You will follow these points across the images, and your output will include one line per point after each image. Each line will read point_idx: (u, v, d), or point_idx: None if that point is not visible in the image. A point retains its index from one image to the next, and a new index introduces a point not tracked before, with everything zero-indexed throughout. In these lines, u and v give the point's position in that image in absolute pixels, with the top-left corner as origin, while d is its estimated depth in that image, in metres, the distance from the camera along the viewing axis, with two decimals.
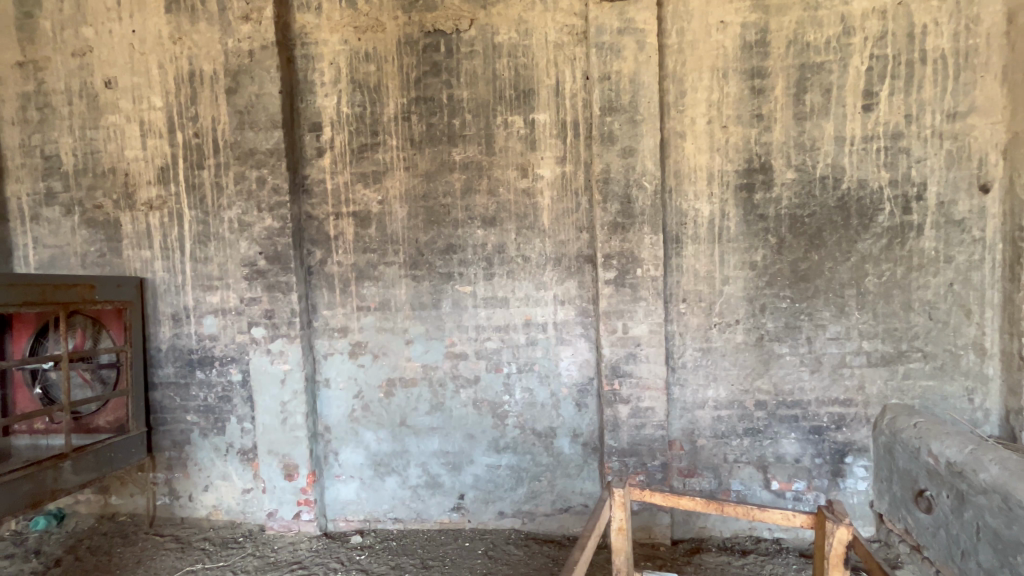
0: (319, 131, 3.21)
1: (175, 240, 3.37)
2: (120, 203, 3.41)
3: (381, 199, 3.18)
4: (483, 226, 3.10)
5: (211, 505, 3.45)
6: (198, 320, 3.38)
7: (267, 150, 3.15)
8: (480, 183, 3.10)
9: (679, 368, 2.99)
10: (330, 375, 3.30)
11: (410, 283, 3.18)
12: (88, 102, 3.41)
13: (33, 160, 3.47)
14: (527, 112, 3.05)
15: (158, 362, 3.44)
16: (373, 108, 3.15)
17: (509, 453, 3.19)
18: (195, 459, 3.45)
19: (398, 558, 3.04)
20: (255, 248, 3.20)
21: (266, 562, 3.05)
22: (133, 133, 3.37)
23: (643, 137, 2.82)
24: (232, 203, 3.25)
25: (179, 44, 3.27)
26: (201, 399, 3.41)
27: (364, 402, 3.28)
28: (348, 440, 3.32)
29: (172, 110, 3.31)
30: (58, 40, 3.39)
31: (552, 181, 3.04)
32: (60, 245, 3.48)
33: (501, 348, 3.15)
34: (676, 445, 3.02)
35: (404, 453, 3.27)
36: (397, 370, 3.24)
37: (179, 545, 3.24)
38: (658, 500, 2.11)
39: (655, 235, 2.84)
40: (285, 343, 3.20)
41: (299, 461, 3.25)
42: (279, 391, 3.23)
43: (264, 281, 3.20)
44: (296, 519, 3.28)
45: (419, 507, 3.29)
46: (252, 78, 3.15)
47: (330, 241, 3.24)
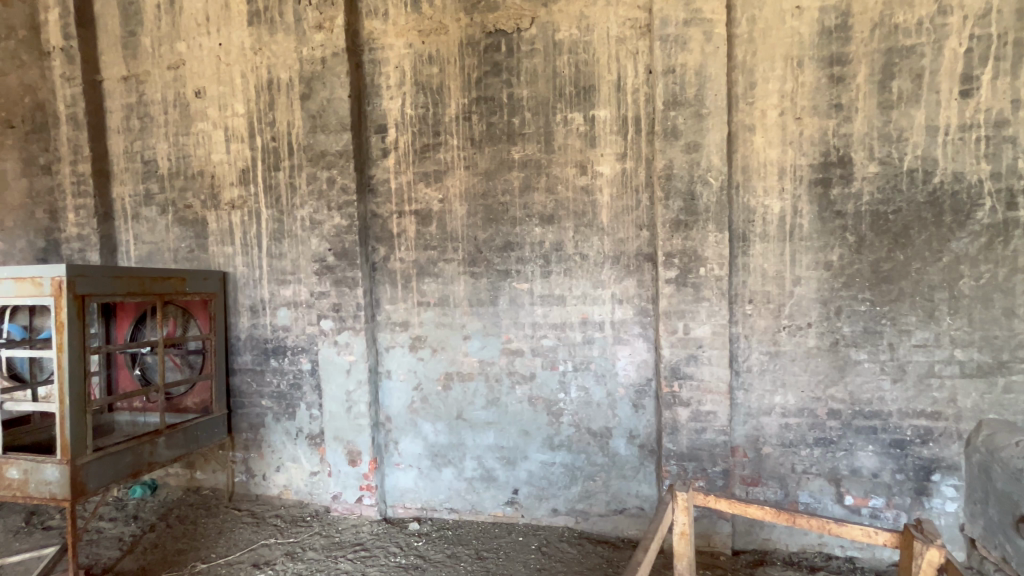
0: (385, 133, 3.34)
1: (254, 238, 3.63)
2: (207, 203, 3.72)
3: (441, 197, 3.26)
4: (541, 224, 3.11)
5: (282, 485, 3.70)
6: (273, 312, 3.62)
7: (337, 152, 3.32)
8: (539, 180, 3.10)
9: (743, 372, 2.87)
10: (391, 367, 3.44)
11: (468, 280, 3.25)
12: (180, 111, 3.73)
13: (134, 164, 3.85)
14: (588, 109, 3.02)
15: (237, 350, 3.72)
16: (436, 109, 3.24)
17: (563, 451, 3.19)
18: (269, 441, 3.70)
19: (454, 547, 3.11)
20: (325, 245, 3.39)
21: (331, 541, 3.22)
22: (219, 139, 3.66)
23: (709, 131, 2.73)
24: (304, 202, 3.45)
25: (259, 54, 3.51)
26: (274, 385, 3.66)
27: (423, 394, 3.39)
28: (407, 430, 3.44)
29: (253, 116, 3.56)
30: (156, 55, 3.74)
31: (612, 178, 3.00)
32: (156, 241, 3.84)
33: (557, 345, 3.15)
34: (739, 452, 2.89)
35: (460, 445, 3.35)
36: (455, 364, 3.32)
37: (255, 520, 3.49)
38: (724, 506, 2.03)
39: (720, 232, 2.74)
40: (351, 335, 3.37)
41: (362, 448, 3.42)
42: (344, 381, 3.41)
43: (332, 277, 3.38)
44: (359, 502, 3.46)
45: (474, 499, 3.36)
46: (324, 84, 3.33)
47: (394, 238, 3.36)
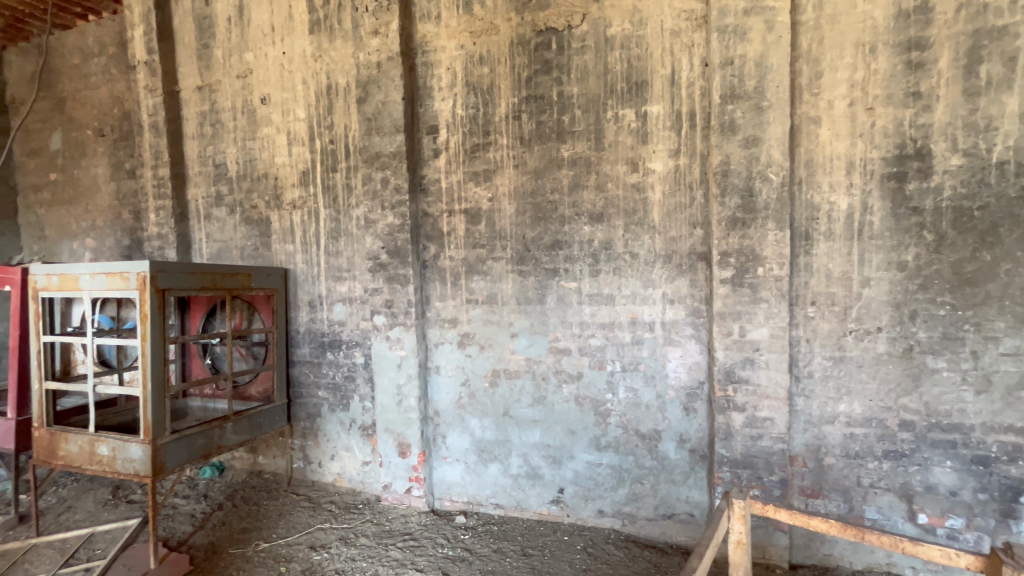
0: (436, 134, 3.42)
1: (312, 236, 3.81)
2: (270, 203, 3.94)
3: (491, 196, 3.30)
4: (590, 222, 3.08)
5: (337, 472, 3.88)
6: (330, 307, 3.79)
7: (390, 153, 3.43)
8: (588, 178, 3.08)
9: (804, 377, 2.72)
10: (440, 362, 3.51)
11: (516, 278, 3.27)
12: (248, 117, 3.97)
13: (207, 168, 4.13)
14: (640, 105, 2.96)
15: (297, 343, 3.92)
16: (486, 109, 3.28)
17: (610, 452, 3.15)
18: (325, 430, 3.88)
19: (499, 542, 3.15)
20: (378, 243, 3.51)
21: (382, 529, 3.34)
22: (282, 142, 3.87)
23: (770, 125, 2.60)
24: (360, 202, 3.59)
25: (319, 61, 3.67)
26: (330, 377, 3.83)
27: (471, 390, 3.44)
28: (455, 425, 3.51)
29: (313, 120, 3.74)
30: (227, 65, 4.00)
31: (664, 174, 2.93)
32: (225, 240, 4.11)
33: (605, 345, 3.11)
34: (798, 461, 2.76)
35: (506, 442, 3.38)
36: (502, 362, 3.35)
37: (312, 504, 3.68)
38: (784, 517, 1.94)
39: (780, 231, 2.62)
40: (402, 331, 3.48)
41: (411, 440, 3.52)
42: (396, 374, 3.52)
43: (385, 274, 3.50)
44: (408, 493, 3.57)
45: (520, 495, 3.38)
46: (380, 88, 3.44)
47: (444, 237, 3.43)
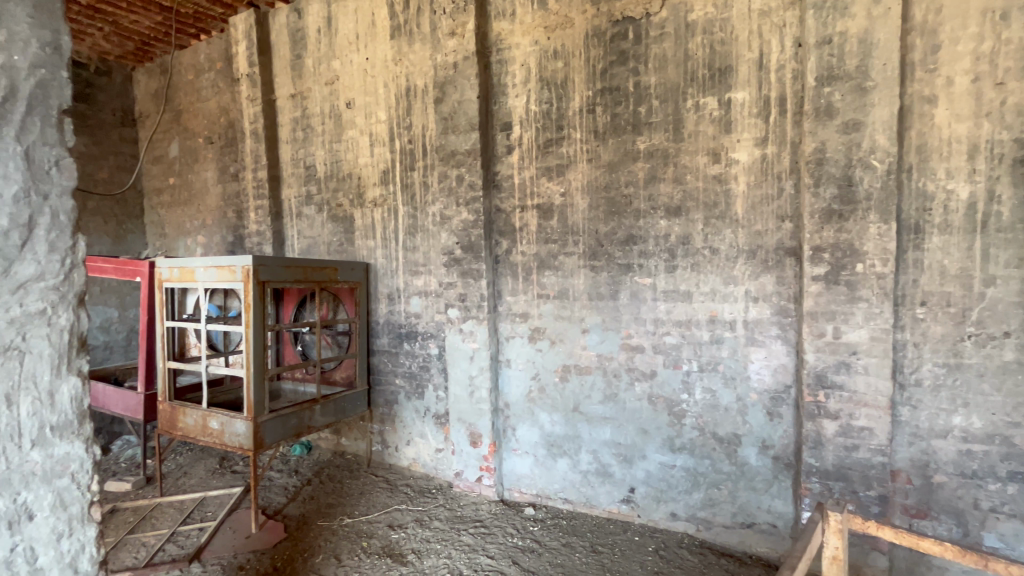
0: (510, 130, 3.46)
1: (392, 232, 4.00)
2: (354, 202, 4.19)
3: (563, 191, 3.29)
4: (667, 216, 2.99)
5: (412, 457, 4.07)
6: (407, 300, 3.97)
7: (465, 151, 3.52)
8: (666, 171, 2.98)
9: (910, 386, 2.47)
10: (511, 356, 3.57)
11: (588, 273, 3.24)
12: (334, 121, 4.24)
13: (299, 170, 4.48)
14: (723, 92, 2.82)
15: (377, 333, 4.15)
16: (560, 104, 3.26)
17: (685, 454, 3.05)
18: (401, 417, 4.09)
19: (568, 537, 3.16)
20: (453, 238, 3.62)
21: (454, 514, 3.46)
22: (365, 144, 4.09)
23: (874, 108, 2.37)
24: (436, 199, 3.72)
25: (399, 65, 3.84)
26: (407, 366, 4.02)
27: (541, 384, 3.47)
28: (525, 418, 3.55)
29: (393, 121, 3.92)
30: (316, 73, 4.29)
31: (749, 165, 2.77)
32: (314, 236, 4.44)
33: (681, 344, 3.01)
34: (902, 477, 2.51)
35: (576, 438, 3.37)
36: (573, 357, 3.34)
37: (389, 486, 3.89)
38: (889, 535, 1.79)
39: (884, 223, 2.38)
40: (474, 324, 3.57)
41: (482, 431, 3.62)
42: (468, 366, 3.63)
43: (459, 269, 3.61)
44: (478, 481, 3.67)
45: (589, 492, 3.37)
46: (456, 88, 3.54)
47: (516, 232, 3.47)
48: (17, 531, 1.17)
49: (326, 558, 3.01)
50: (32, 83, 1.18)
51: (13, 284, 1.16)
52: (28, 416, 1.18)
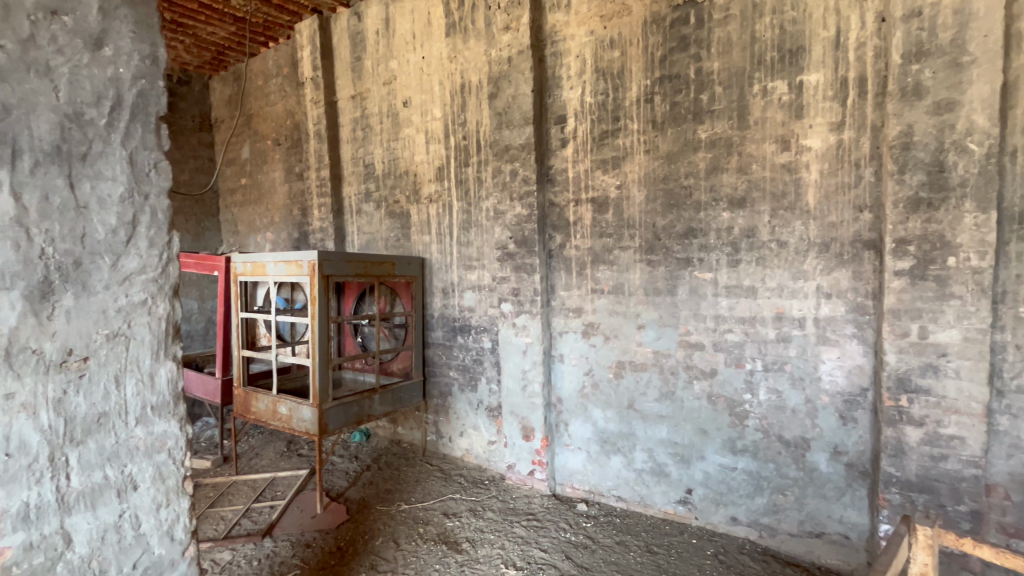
0: (564, 123, 3.42)
1: (447, 228, 4.08)
2: (411, 198, 4.30)
3: (619, 183, 3.21)
4: (730, 208, 2.85)
5: (465, 448, 4.16)
6: (461, 294, 4.04)
7: (519, 145, 3.53)
8: (729, 160, 2.84)
9: (1009, 393, 2.24)
10: (564, 351, 3.55)
11: (645, 268, 3.16)
12: (392, 120, 4.37)
13: (358, 168, 4.65)
14: (794, 75, 2.65)
15: (432, 326, 4.25)
16: (616, 94, 3.19)
17: (747, 457, 2.92)
18: (455, 408, 4.18)
19: (623, 535, 3.11)
20: (506, 233, 3.64)
21: (507, 506, 3.50)
22: (421, 141, 4.19)
23: (972, 84, 2.15)
24: (490, 194, 3.75)
25: (454, 62, 3.90)
26: (460, 359, 4.09)
27: (594, 380, 3.43)
28: (578, 413, 3.53)
29: (448, 118, 3.99)
30: (375, 74, 4.43)
31: (823, 152, 2.59)
32: (372, 232, 4.60)
33: (744, 342, 2.88)
34: (998, 492, 2.27)
35: (630, 436, 3.31)
36: (628, 354, 3.27)
37: (443, 475, 3.99)
38: (988, 555, 1.63)
39: (981, 212, 2.16)
40: (528, 318, 3.58)
41: (535, 425, 3.63)
42: (521, 360, 3.65)
43: (512, 263, 3.62)
44: (531, 475, 3.69)
45: (643, 491, 3.30)
46: (510, 82, 3.54)
47: (570, 226, 3.44)
48: (125, 499, 1.30)
49: (385, 541, 3.13)
50: (135, 93, 1.30)
51: (120, 277, 1.28)
52: (133, 396, 1.31)
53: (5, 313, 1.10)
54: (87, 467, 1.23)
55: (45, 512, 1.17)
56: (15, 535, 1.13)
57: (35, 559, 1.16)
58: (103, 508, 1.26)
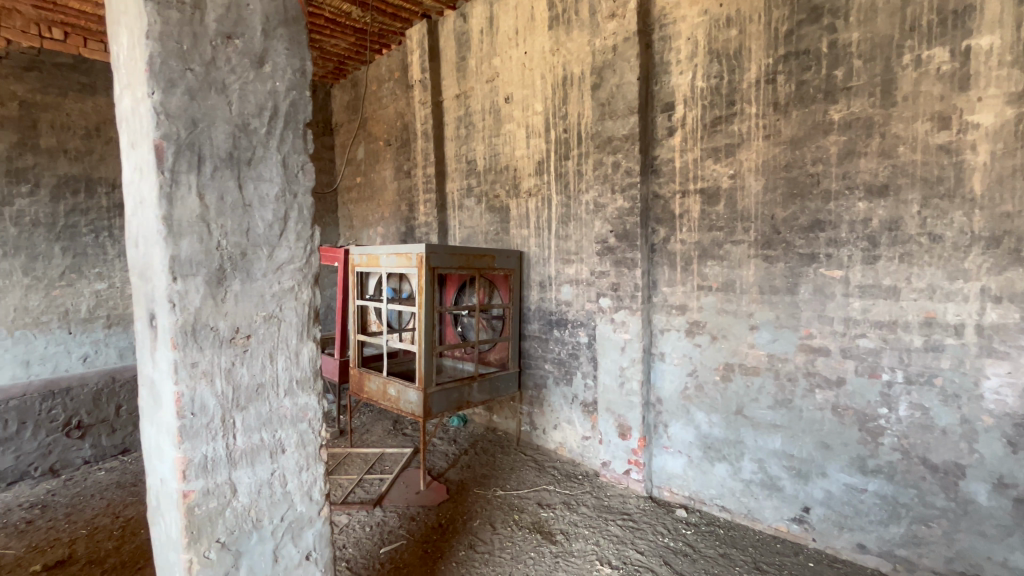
0: (672, 111, 3.25)
1: (545, 221, 4.10)
2: (510, 192, 4.38)
3: (733, 173, 2.99)
4: (867, 198, 2.53)
5: (559, 441, 4.18)
6: (558, 288, 4.04)
7: (623, 136, 3.42)
8: (868, 143, 2.52)
9: None
10: (665, 349, 3.40)
11: (760, 264, 2.91)
12: (494, 116, 4.47)
13: (461, 165, 4.84)
14: (959, 39, 2.27)
15: (528, 318, 4.32)
16: (732, 76, 2.96)
17: (880, 479, 2.59)
18: (550, 401, 4.22)
19: (727, 548, 2.92)
20: (607, 227, 3.56)
21: (602, 503, 3.45)
22: (521, 136, 4.24)
23: None
24: (590, 186, 3.70)
25: (557, 55, 3.88)
26: (556, 352, 4.11)
27: (698, 382, 3.25)
28: (679, 415, 3.37)
29: (549, 112, 3.99)
30: (479, 73, 4.56)
31: (996, 129, 2.19)
32: (473, 226, 4.76)
33: (881, 349, 2.55)
34: None
35: (738, 444, 3.09)
36: (737, 356, 3.05)
37: (537, 465, 4.06)
38: None
39: None
40: (627, 314, 3.48)
41: (632, 423, 3.53)
42: (618, 357, 3.57)
43: (613, 257, 3.53)
44: (626, 474, 3.61)
45: (751, 504, 3.07)
46: (614, 71, 3.44)
47: (676, 219, 3.27)
48: (276, 460, 1.49)
49: (483, 523, 3.26)
50: (288, 103, 1.46)
51: (275, 266, 1.46)
52: (283, 371, 1.49)
53: (192, 295, 1.31)
54: (249, 430, 1.43)
55: (219, 465, 1.38)
56: (197, 481, 1.34)
57: (210, 504, 1.37)
58: (260, 466, 1.46)
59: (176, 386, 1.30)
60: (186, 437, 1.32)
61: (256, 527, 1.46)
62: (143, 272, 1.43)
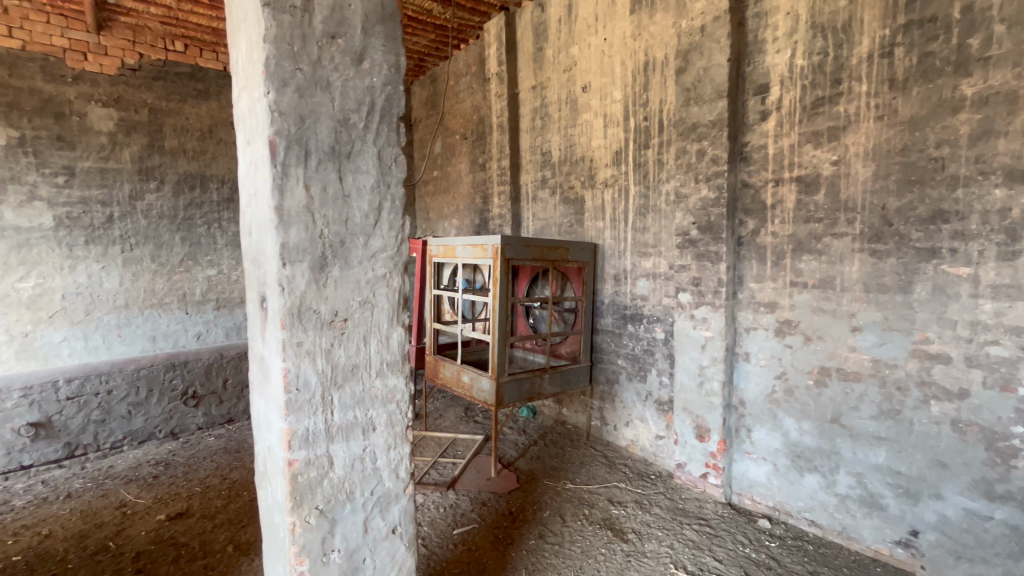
0: (766, 93, 3.02)
1: (622, 213, 3.99)
2: (586, 183, 4.30)
3: (836, 159, 2.72)
4: (1005, 185, 2.20)
5: (630, 439, 4.09)
6: (634, 282, 3.93)
7: (709, 122, 3.23)
8: (1009, 121, 2.18)
9: None
10: (751, 349, 3.20)
11: (867, 259, 2.64)
12: (570, 107, 4.41)
13: (536, 157, 4.83)
14: None
15: (601, 312, 4.24)
16: (840, 52, 2.69)
17: (1010, 507, 2.27)
18: (622, 397, 4.13)
19: (817, 565, 2.70)
20: (689, 218, 3.38)
21: (676, 506, 3.33)
22: (598, 125, 4.14)
23: None
24: (671, 176, 3.54)
25: (639, 39, 3.74)
26: (630, 348, 4.01)
27: (788, 385, 3.02)
28: (764, 420, 3.16)
29: (629, 99, 3.86)
30: (556, 62, 4.51)
31: None
32: (546, 218, 4.74)
33: (1018, 359, 2.21)
34: None
35: (833, 455, 2.84)
36: (835, 360, 2.80)
37: (608, 462, 3.99)
38: None
39: None
40: (709, 311, 3.30)
41: (711, 426, 3.35)
42: (698, 355, 3.39)
43: (694, 251, 3.36)
44: (703, 478, 3.44)
45: (847, 521, 2.82)
46: (702, 53, 3.25)
47: (767, 210, 3.05)
48: (367, 437, 1.58)
49: (553, 515, 3.27)
50: (384, 98, 1.53)
51: (370, 254, 1.54)
52: (375, 353, 1.57)
53: (298, 280, 1.41)
54: (345, 407, 1.53)
55: (318, 438, 1.49)
56: (300, 452, 1.46)
57: (311, 473, 1.48)
58: (354, 442, 1.55)
59: (284, 362, 1.41)
60: (291, 411, 1.44)
61: (349, 498, 1.56)
62: (256, 259, 1.56)
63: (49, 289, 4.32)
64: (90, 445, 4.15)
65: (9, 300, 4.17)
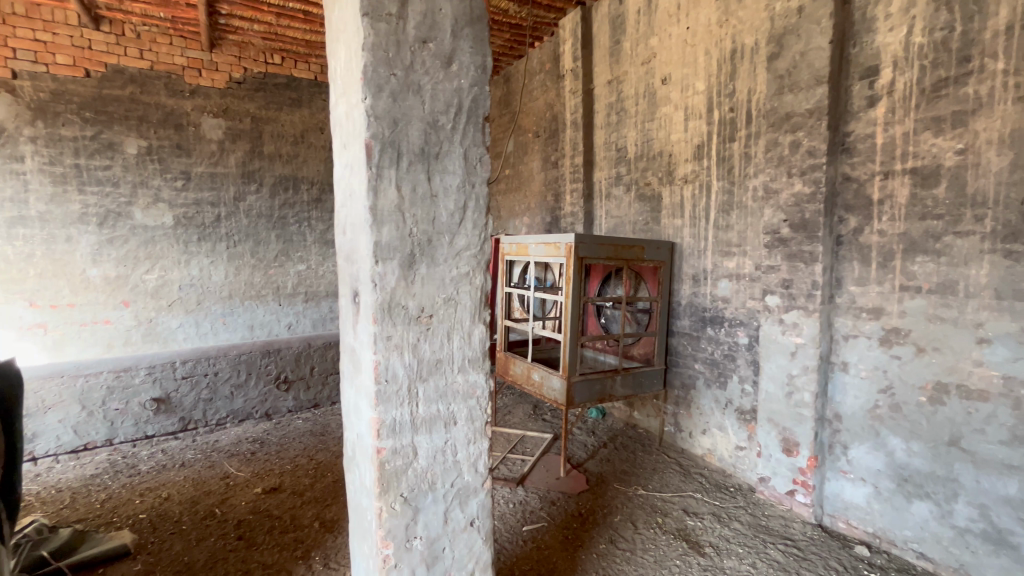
0: (875, 76, 2.73)
1: (703, 210, 3.79)
2: (663, 179, 4.14)
3: (962, 147, 2.41)
4: None
5: (707, 448, 3.90)
6: (715, 282, 3.73)
7: (805, 111, 2.98)
8: None
9: None
10: (850, 359, 2.91)
11: (998, 262, 2.31)
12: (648, 100, 4.26)
13: (610, 153, 4.72)
14: None
15: (678, 314, 4.07)
16: (970, 25, 2.37)
17: None
18: (699, 403, 3.94)
19: None
20: (780, 215, 3.14)
21: (759, 522, 3.12)
22: (679, 118, 3.97)
23: None
24: (760, 170, 3.30)
25: (725, 26, 3.53)
26: (709, 352, 3.81)
27: (894, 401, 2.72)
28: (864, 437, 2.87)
29: (713, 90, 3.66)
30: (634, 55, 4.38)
31: None
32: (621, 216, 4.62)
33: None
34: None
35: (950, 481, 2.52)
36: (955, 375, 2.48)
37: (682, 470, 3.83)
38: None
39: None
40: (801, 316, 3.04)
41: (801, 440, 3.09)
42: (787, 362, 3.13)
43: (784, 251, 3.12)
44: (790, 495, 3.19)
45: (966, 557, 2.49)
46: (799, 36, 3.00)
47: (873, 206, 2.76)
48: (449, 430, 1.63)
49: (624, 520, 3.19)
50: (470, 99, 1.56)
51: (454, 252, 1.58)
52: (457, 349, 1.61)
53: (389, 277, 1.48)
54: (429, 401, 1.58)
55: (404, 429, 1.55)
56: (388, 441, 1.53)
57: (397, 462, 1.55)
58: (436, 434, 1.61)
59: (375, 355, 1.49)
60: (380, 401, 1.51)
61: (431, 489, 1.61)
62: (350, 256, 1.65)
63: (169, 281, 4.90)
64: (201, 421, 4.65)
65: (138, 289, 4.78)
